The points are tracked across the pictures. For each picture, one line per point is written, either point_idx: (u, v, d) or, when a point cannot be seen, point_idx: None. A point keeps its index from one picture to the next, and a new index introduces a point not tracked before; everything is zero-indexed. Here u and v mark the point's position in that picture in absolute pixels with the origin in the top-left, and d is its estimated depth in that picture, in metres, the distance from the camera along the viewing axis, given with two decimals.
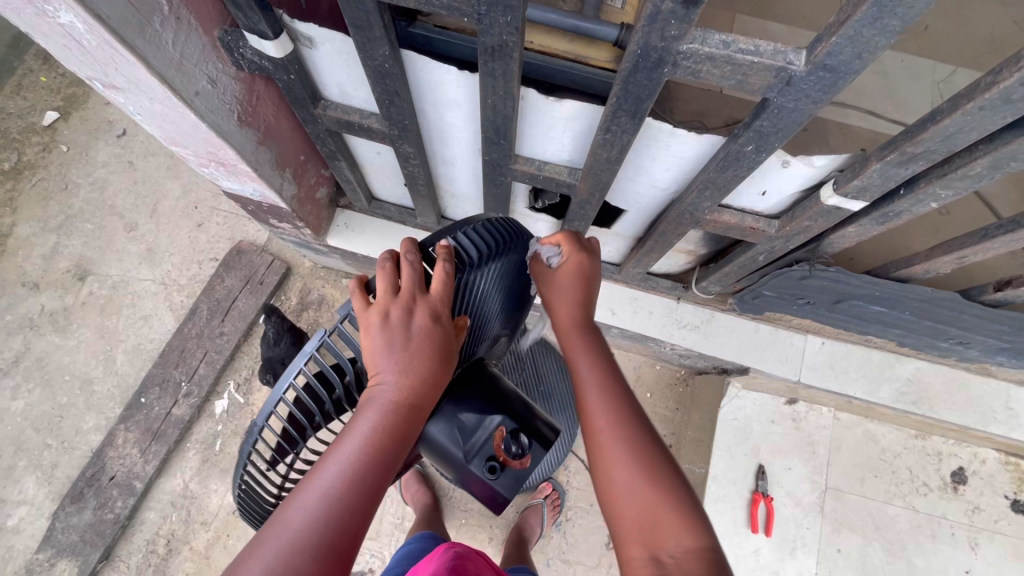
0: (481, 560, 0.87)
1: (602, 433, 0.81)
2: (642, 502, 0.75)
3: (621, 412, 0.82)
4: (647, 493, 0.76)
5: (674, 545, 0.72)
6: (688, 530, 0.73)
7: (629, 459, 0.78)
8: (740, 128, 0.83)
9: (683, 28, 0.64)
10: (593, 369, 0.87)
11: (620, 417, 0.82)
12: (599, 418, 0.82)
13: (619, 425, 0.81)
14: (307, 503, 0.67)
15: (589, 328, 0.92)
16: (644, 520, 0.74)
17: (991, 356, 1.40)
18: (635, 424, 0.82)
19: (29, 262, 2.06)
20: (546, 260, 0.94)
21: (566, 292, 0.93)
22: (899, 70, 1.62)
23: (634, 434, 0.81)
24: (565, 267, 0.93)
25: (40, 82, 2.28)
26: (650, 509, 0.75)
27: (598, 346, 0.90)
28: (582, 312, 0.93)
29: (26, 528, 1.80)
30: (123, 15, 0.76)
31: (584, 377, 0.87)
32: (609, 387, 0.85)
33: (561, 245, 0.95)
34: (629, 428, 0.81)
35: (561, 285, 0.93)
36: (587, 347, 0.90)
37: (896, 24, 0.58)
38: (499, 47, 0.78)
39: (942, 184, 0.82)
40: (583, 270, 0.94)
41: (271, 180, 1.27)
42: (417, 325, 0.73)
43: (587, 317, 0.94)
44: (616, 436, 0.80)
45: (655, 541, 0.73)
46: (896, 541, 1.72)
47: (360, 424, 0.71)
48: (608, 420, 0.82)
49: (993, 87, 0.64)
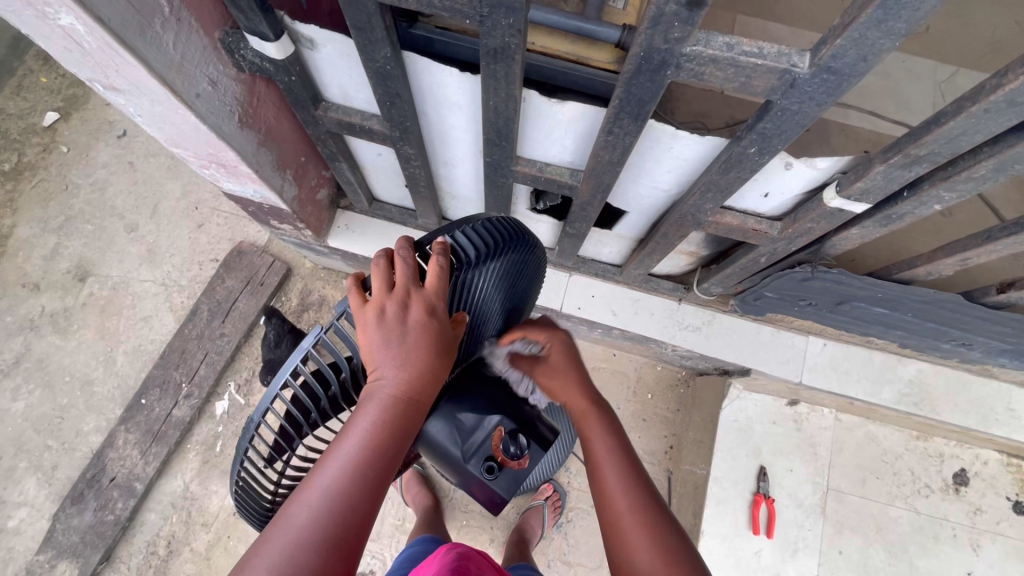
0: (482, 558, 0.87)
1: (623, 516, 0.80)
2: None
3: (638, 496, 0.82)
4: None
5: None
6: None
7: (650, 542, 0.77)
8: (743, 130, 0.83)
9: (686, 31, 0.64)
10: (610, 456, 0.86)
11: (640, 501, 0.81)
12: (619, 506, 0.81)
13: (638, 509, 0.80)
14: (309, 500, 0.67)
15: (600, 407, 0.91)
16: None
17: (993, 357, 1.40)
18: (655, 505, 0.81)
19: (30, 264, 2.05)
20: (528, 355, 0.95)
21: (565, 380, 0.93)
22: (901, 71, 1.62)
23: (653, 516, 0.80)
24: (551, 355, 0.94)
25: (40, 83, 2.27)
26: None
27: (612, 425, 0.89)
28: (589, 393, 0.92)
29: (27, 529, 1.79)
30: (123, 17, 0.76)
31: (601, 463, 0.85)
32: (626, 472, 0.84)
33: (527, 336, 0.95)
34: (648, 511, 0.80)
35: (554, 376, 0.93)
36: (601, 430, 0.89)
37: (901, 27, 0.57)
38: (500, 49, 0.77)
39: (946, 186, 0.82)
40: (569, 355, 0.94)
41: (272, 181, 1.26)
42: (413, 319, 0.72)
43: (597, 397, 0.93)
44: (637, 520, 0.79)
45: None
46: (898, 543, 1.72)
47: (360, 421, 0.71)
48: (627, 501, 0.81)
49: (998, 90, 0.64)
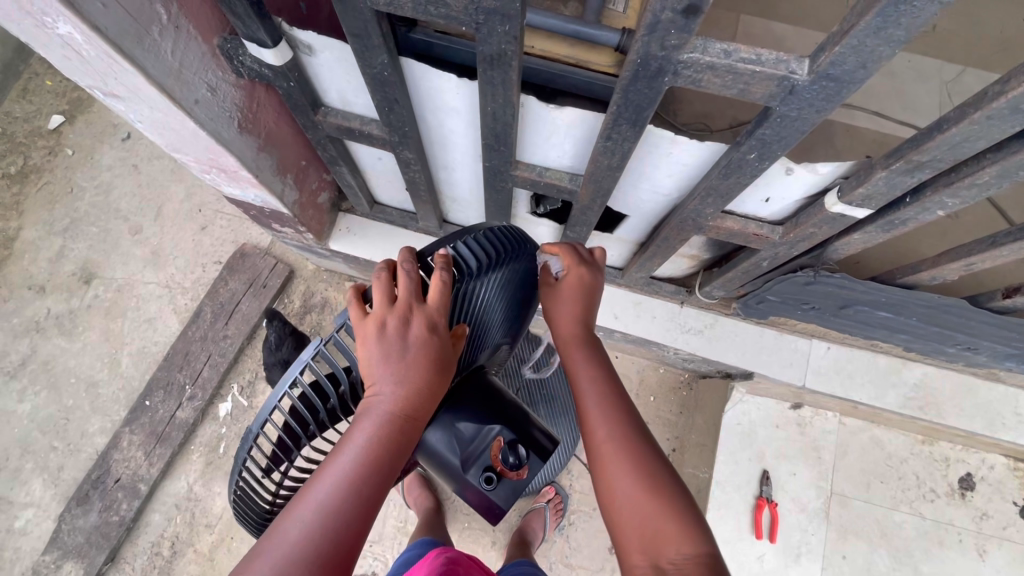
0: (473, 565, 0.89)
1: (605, 443, 0.84)
2: (645, 513, 0.78)
3: (619, 417, 0.86)
4: (646, 495, 0.79)
5: (675, 554, 0.74)
6: (688, 536, 0.75)
7: (630, 469, 0.81)
8: (743, 136, 0.82)
9: (683, 38, 0.63)
10: (592, 378, 0.90)
11: (622, 427, 0.85)
12: (598, 424, 0.86)
13: (619, 436, 0.84)
14: (303, 516, 0.67)
15: (586, 336, 0.95)
16: (645, 521, 0.77)
17: (999, 361, 1.38)
18: (636, 430, 0.85)
19: (36, 265, 2.07)
20: (551, 270, 0.98)
21: (569, 302, 0.96)
22: (907, 71, 1.60)
23: (634, 441, 0.84)
24: (567, 279, 0.96)
25: (46, 86, 2.29)
26: (649, 510, 0.78)
27: (596, 352, 0.94)
28: (582, 319, 0.96)
29: (34, 529, 1.81)
30: (121, 26, 0.76)
31: (584, 391, 0.89)
32: (607, 396, 0.88)
33: (562, 256, 0.97)
34: (629, 437, 0.84)
35: (563, 298, 0.96)
36: (585, 354, 0.93)
37: (901, 34, 0.56)
38: (498, 56, 0.77)
39: (949, 192, 0.80)
40: (585, 284, 0.96)
41: (272, 186, 1.26)
42: (414, 334, 0.72)
43: (587, 328, 0.96)
44: (618, 446, 0.83)
45: (656, 549, 0.75)
46: (902, 548, 1.71)
47: (356, 436, 0.71)
48: (608, 429, 0.85)
49: (1000, 97, 0.62)
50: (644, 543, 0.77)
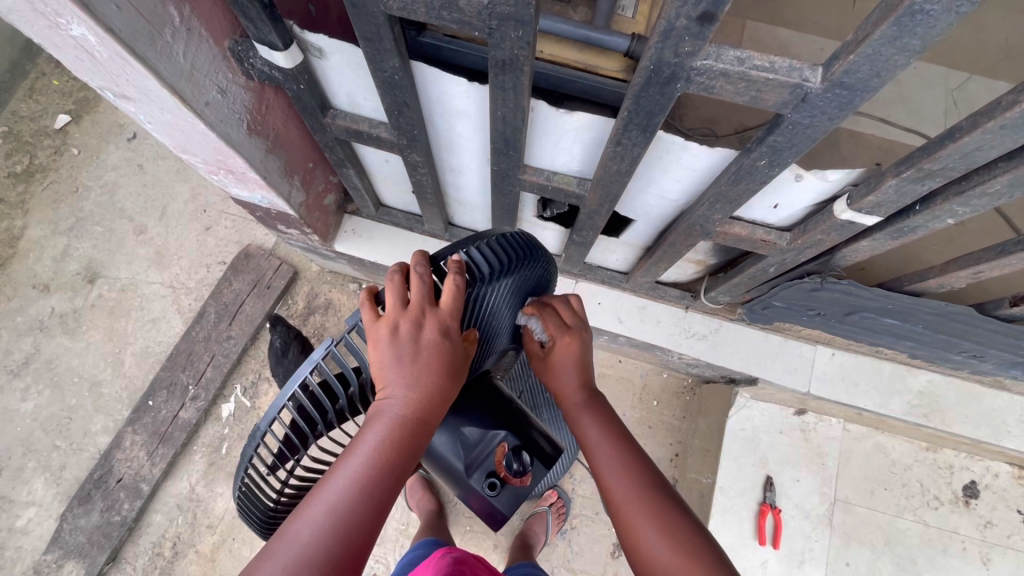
0: (479, 563, 0.90)
1: (623, 495, 0.87)
2: (674, 563, 0.79)
3: (634, 478, 0.87)
4: (675, 551, 0.80)
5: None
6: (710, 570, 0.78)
7: (649, 515, 0.84)
8: (753, 143, 0.82)
9: (697, 45, 0.63)
10: (606, 439, 0.93)
11: (638, 479, 0.87)
12: (618, 487, 0.87)
13: (636, 487, 0.87)
14: (314, 516, 0.67)
15: (591, 398, 0.97)
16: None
17: (1005, 369, 1.37)
18: (652, 482, 0.88)
19: (40, 264, 2.07)
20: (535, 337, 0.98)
21: (567, 368, 0.97)
22: (913, 78, 1.60)
23: (654, 496, 0.86)
24: (555, 349, 0.97)
25: (52, 86, 2.29)
26: (680, 565, 0.79)
27: (604, 413, 0.96)
28: (582, 383, 0.98)
29: (35, 529, 1.81)
30: (135, 28, 0.76)
31: (597, 452, 0.92)
32: (620, 453, 0.91)
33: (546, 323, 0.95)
34: (646, 487, 0.87)
35: (558, 367, 0.97)
36: (593, 417, 0.95)
37: (916, 44, 0.56)
38: (508, 61, 0.77)
39: (959, 201, 0.80)
40: (575, 348, 0.97)
41: (280, 187, 1.27)
42: (426, 338, 0.72)
43: (588, 390, 0.98)
44: (636, 496, 0.86)
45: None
46: (906, 555, 1.70)
47: (367, 438, 0.71)
48: (625, 482, 0.87)
49: (1013, 107, 0.62)
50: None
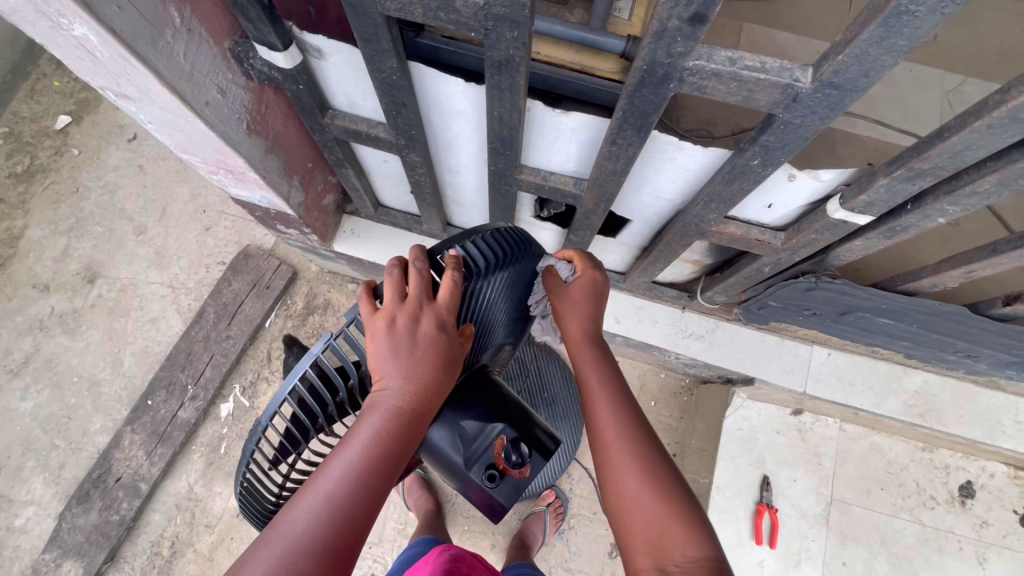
0: (476, 562, 0.89)
1: (615, 449, 0.86)
2: (654, 519, 0.80)
3: (629, 427, 0.87)
4: (658, 507, 0.81)
5: (681, 558, 0.76)
6: (693, 540, 0.77)
7: (638, 474, 0.83)
8: (746, 142, 0.83)
9: (689, 45, 0.64)
10: (604, 382, 0.91)
11: (633, 437, 0.86)
12: (610, 432, 0.87)
13: (631, 444, 0.86)
14: (309, 506, 0.67)
15: (594, 340, 0.96)
16: (656, 532, 0.79)
17: (999, 369, 1.38)
18: (647, 441, 0.87)
19: (40, 264, 2.08)
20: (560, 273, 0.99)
21: (579, 306, 0.95)
22: (908, 80, 1.61)
23: (645, 450, 0.86)
24: (579, 283, 0.97)
25: (54, 87, 2.30)
26: (660, 521, 0.80)
27: (607, 358, 0.95)
28: (591, 322, 0.96)
29: (34, 528, 1.81)
30: (136, 29, 0.77)
31: (595, 399, 0.91)
32: (618, 401, 0.90)
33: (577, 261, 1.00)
34: (642, 446, 0.86)
35: (572, 303, 0.96)
36: (596, 359, 0.94)
37: (903, 44, 0.57)
38: (505, 61, 0.78)
39: (950, 200, 0.81)
40: (597, 284, 0.98)
41: (279, 186, 1.27)
42: (424, 331, 0.74)
43: (594, 331, 0.97)
44: (628, 452, 0.85)
45: (662, 552, 0.78)
46: (902, 555, 1.71)
47: (363, 429, 0.72)
48: (620, 435, 0.87)
49: (1001, 106, 0.63)
50: (650, 546, 0.79)
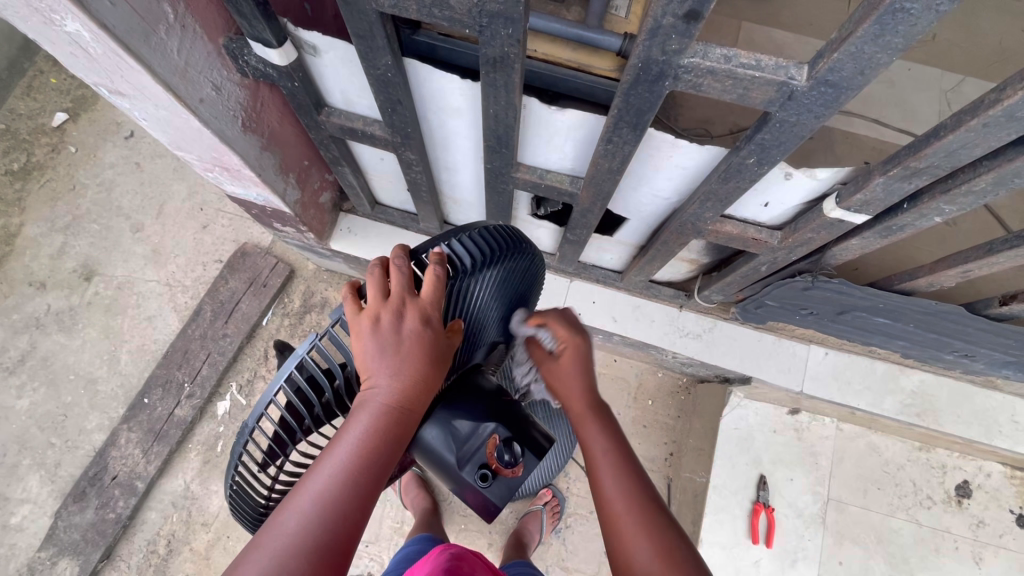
0: (476, 559, 0.88)
1: (623, 522, 0.82)
2: None
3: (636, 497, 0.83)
4: None
5: None
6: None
7: (650, 547, 0.79)
8: (742, 141, 0.83)
9: (684, 43, 0.64)
10: (608, 453, 0.87)
11: (641, 508, 0.83)
12: (615, 503, 0.83)
13: (640, 516, 0.82)
14: (300, 508, 0.67)
15: (598, 408, 0.92)
16: None
17: (996, 369, 1.38)
18: (654, 509, 0.83)
19: (36, 262, 2.07)
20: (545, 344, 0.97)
21: (571, 374, 0.94)
22: (906, 79, 1.61)
23: (654, 520, 0.82)
24: (565, 354, 0.95)
25: (51, 84, 2.30)
26: None
27: (610, 425, 0.91)
28: (590, 391, 0.94)
29: (29, 526, 1.81)
30: (128, 24, 0.77)
31: (599, 472, 0.87)
32: (624, 470, 0.86)
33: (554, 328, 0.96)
34: (648, 515, 0.82)
35: (566, 372, 0.94)
36: (599, 429, 0.90)
37: (899, 42, 0.57)
38: (499, 58, 0.78)
39: (946, 199, 0.81)
40: (583, 355, 0.95)
41: (275, 184, 1.27)
42: (409, 328, 0.73)
43: (595, 398, 0.93)
44: (637, 526, 0.81)
45: None
46: (899, 555, 1.71)
47: (352, 429, 0.71)
48: (626, 507, 0.83)
49: (996, 105, 0.63)
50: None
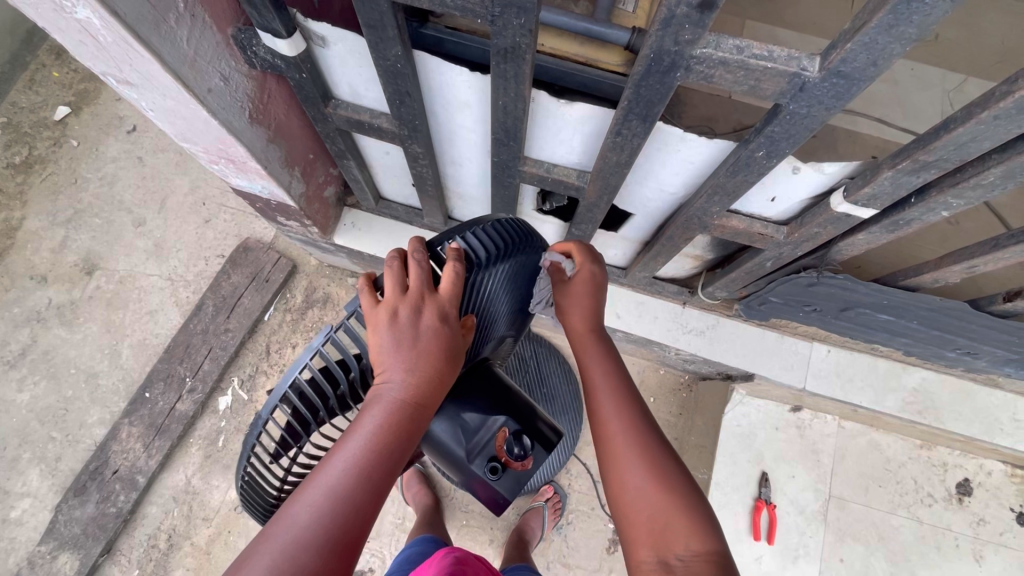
0: (478, 562, 0.89)
1: (615, 435, 0.88)
2: (656, 510, 0.80)
3: (631, 420, 0.89)
4: (658, 497, 0.81)
5: (683, 552, 0.76)
6: (697, 534, 0.77)
7: (640, 464, 0.84)
8: (751, 134, 0.83)
9: (697, 33, 0.64)
10: (607, 378, 0.94)
11: (635, 428, 0.88)
12: (611, 423, 0.89)
13: (632, 435, 0.87)
14: (312, 500, 0.67)
15: (598, 335, 1.00)
16: (657, 522, 0.79)
17: (999, 367, 1.39)
18: (649, 433, 0.88)
19: (38, 255, 2.07)
20: (563, 268, 1.02)
21: (581, 298, 1.00)
22: (910, 79, 1.61)
23: (647, 442, 0.87)
24: (580, 276, 1.00)
25: (53, 77, 2.29)
26: (661, 512, 0.80)
27: (609, 352, 0.98)
28: (594, 317, 1.01)
29: (30, 520, 1.80)
30: (139, 11, 0.76)
31: (597, 393, 0.93)
32: (620, 394, 0.92)
33: (574, 254, 1.01)
34: (641, 438, 0.87)
35: (575, 295, 1.01)
36: (599, 354, 0.97)
37: (912, 32, 0.57)
38: (511, 49, 0.78)
39: (954, 192, 0.82)
40: (594, 280, 1.01)
41: (280, 177, 1.27)
42: (426, 324, 0.74)
43: (597, 325, 1.01)
44: (629, 444, 0.86)
45: (663, 544, 0.78)
46: (900, 552, 1.71)
47: (366, 422, 0.71)
48: (621, 425, 0.88)
49: (1008, 97, 0.64)
50: (652, 537, 0.79)
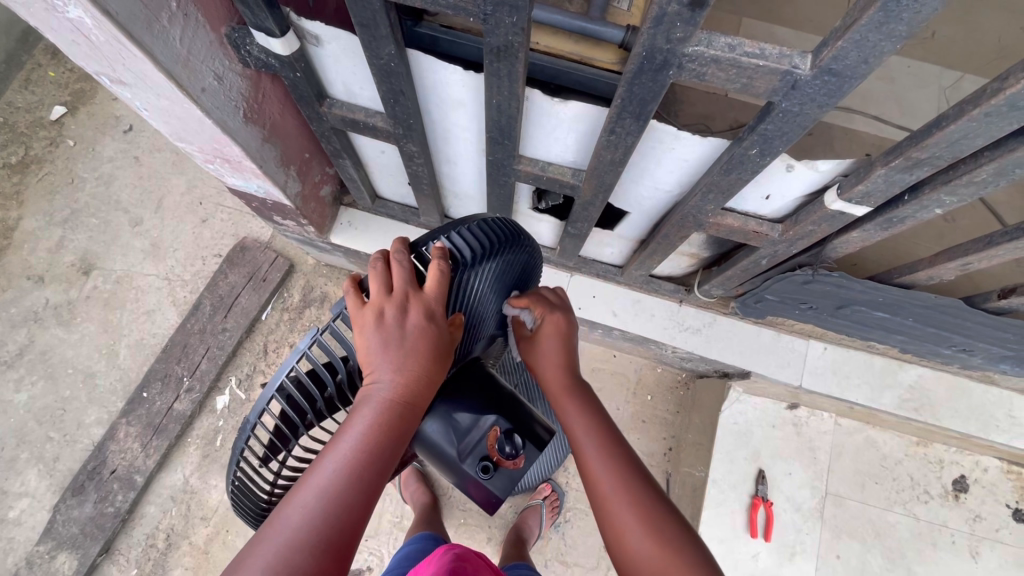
0: (480, 560, 0.88)
1: (606, 489, 0.87)
2: (657, 561, 0.80)
3: (621, 470, 0.88)
4: (657, 547, 0.81)
5: None
6: None
7: (634, 516, 0.84)
8: (744, 132, 0.83)
9: (688, 31, 0.64)
10: (589, 431, 0.92)
11: (625, 478, 0.87)
12: (601, 478, 0.87)
13: (623, 487, 0.86)
14: (304, 502, 0.67)
15: (574, 387, 0.97)
16: (659, 574, 0.79)
17: (994, 364, 1.39)
18: (640, 480, 0.87)
19: (34, 256, 2.06)
20: (525, 323, 1.00)
21: (550, 351, 0.98)
22: (906, 76, 1.61)
23: (638, 491, 0.86)
24: (544, 330, 0.98)
25: (49, 77, 2.29)
26: (661, 563, 0.80)
27: (586, 401, 0.96)
28: (567, 368, 0.99)
29: (28, 520, 1.80)
30: (131, 11, 0.76)
31: (583, 447, 0.91)
32: (605, 446, 0.90)
33: (535, 308, 0.98)
34: (632, 488, 0.86)
35: (544, 348, 0.99)
36: (578, 406, 0.95)
37: (903, 29, 0.57)
38: (504, 47, 0.78)
39: (947, 190, 0.82)
40: (562, 331, 0.99)
41: (277, 176, 1.27)
42: (412, 323, 0.74)
43: (571, 376, 0.98)
44: (619, 484, 0.86)
45: None
46: (896, 549, 1.71)
47: (355, 423, 0.71)
48: (611, 479, 0.87)
49: (999, 94, 0.64)
50: None
